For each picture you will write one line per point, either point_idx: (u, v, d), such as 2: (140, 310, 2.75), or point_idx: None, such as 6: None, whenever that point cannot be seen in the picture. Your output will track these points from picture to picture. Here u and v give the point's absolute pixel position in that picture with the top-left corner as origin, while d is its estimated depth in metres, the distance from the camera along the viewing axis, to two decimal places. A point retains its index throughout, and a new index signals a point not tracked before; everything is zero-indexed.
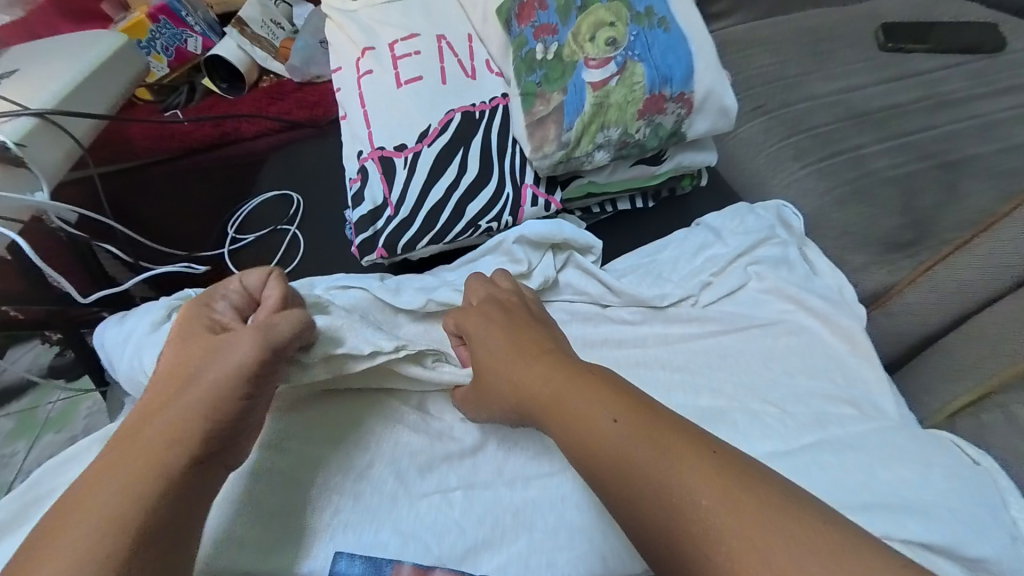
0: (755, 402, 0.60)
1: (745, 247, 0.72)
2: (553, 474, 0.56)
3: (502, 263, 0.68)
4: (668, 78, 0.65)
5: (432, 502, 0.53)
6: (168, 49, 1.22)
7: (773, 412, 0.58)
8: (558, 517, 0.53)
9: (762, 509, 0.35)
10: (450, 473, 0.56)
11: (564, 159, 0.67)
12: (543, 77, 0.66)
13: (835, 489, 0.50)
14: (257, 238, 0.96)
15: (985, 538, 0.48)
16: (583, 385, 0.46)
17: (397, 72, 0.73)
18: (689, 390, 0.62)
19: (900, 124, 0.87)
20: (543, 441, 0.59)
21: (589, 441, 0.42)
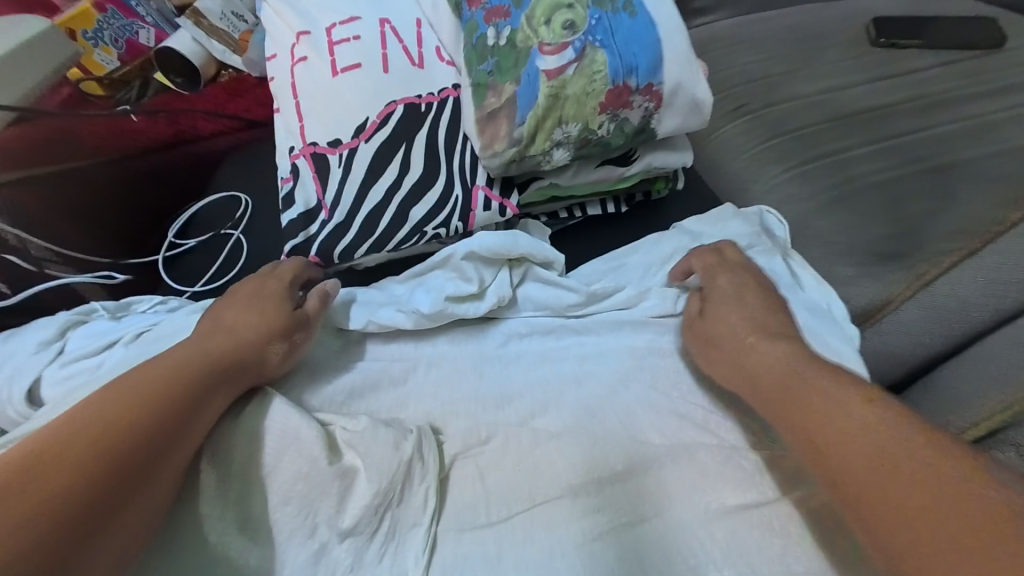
0: (734, 437, 0.52)
1: None
2: (491, 526, 0.49)
3: (452, 283, 0.59)
4: (632, 68, 0.57)
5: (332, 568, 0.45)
6: (117, 40, 1.09)
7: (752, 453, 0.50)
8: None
9: (959, 499, 0.35)
10: (366, 541, 0.46)
11: (518, 157, 0.59)
12: (494, 66, 0.59)
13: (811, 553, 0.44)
14: (198, 244, 0.86)
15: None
16: (845, 388, 0.44)
17: (334, 59, 0.65)
18: (652, 418, 0.54)
19: (893, 124, 0.80)
20: (484, 482, 0.51)
21: (833, 439, 0.41)
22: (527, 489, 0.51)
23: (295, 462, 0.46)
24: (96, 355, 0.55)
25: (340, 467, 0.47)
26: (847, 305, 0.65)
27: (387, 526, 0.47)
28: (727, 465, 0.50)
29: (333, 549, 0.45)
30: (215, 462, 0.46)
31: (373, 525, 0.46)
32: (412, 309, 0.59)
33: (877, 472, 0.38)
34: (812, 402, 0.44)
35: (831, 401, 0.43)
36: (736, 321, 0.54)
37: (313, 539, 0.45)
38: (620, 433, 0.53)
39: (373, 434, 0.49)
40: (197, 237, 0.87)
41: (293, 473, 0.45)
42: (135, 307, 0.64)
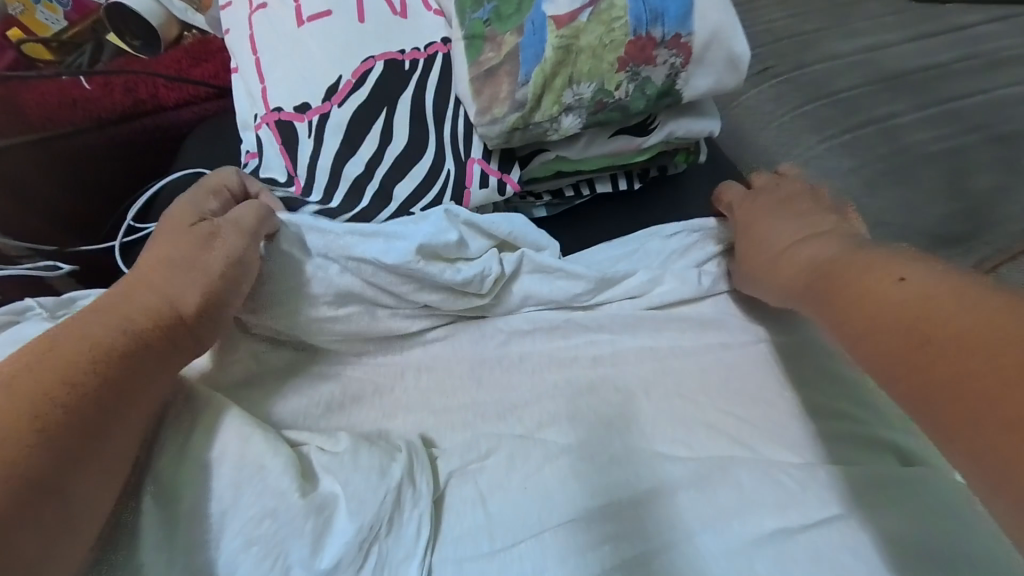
0: (772, 450, 0.47)
1: None
2: (494, 555, 0.41)
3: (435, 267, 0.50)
4: (659, 15, 0.48)
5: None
6: None
7: (794, 470, 0.44)
8: None
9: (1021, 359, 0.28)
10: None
11: (521, 125, 0.49)
12: (492, 13, 0.49)
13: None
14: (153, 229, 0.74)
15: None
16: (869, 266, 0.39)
17: (300, 6, 0.55)
18: (670, 425, 0.49)
19: (941, 87, 0.71)
20: (486, 506, 0.44)
21: (869, 317, 0.36)
22: (535, 516, 0.44)
23: (257, 494, 0.39)
24: None
25: (314, 498, 0.40)
26: None
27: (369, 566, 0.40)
28: (766, 482, 0.43)
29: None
30: (159, 498, 0.38)
31: (357, 563, 0.39)
32: (375, 288, 0.49)
33: (905, 314, 0.34)
34: (841, 280, 0.40)
35: (880, 285, 0.37)
36: (771, 242, 0.50)
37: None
38: (645, 446, 0.47)
39: (354, 457, 0.43)
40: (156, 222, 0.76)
41: (259, 508, 0.38)
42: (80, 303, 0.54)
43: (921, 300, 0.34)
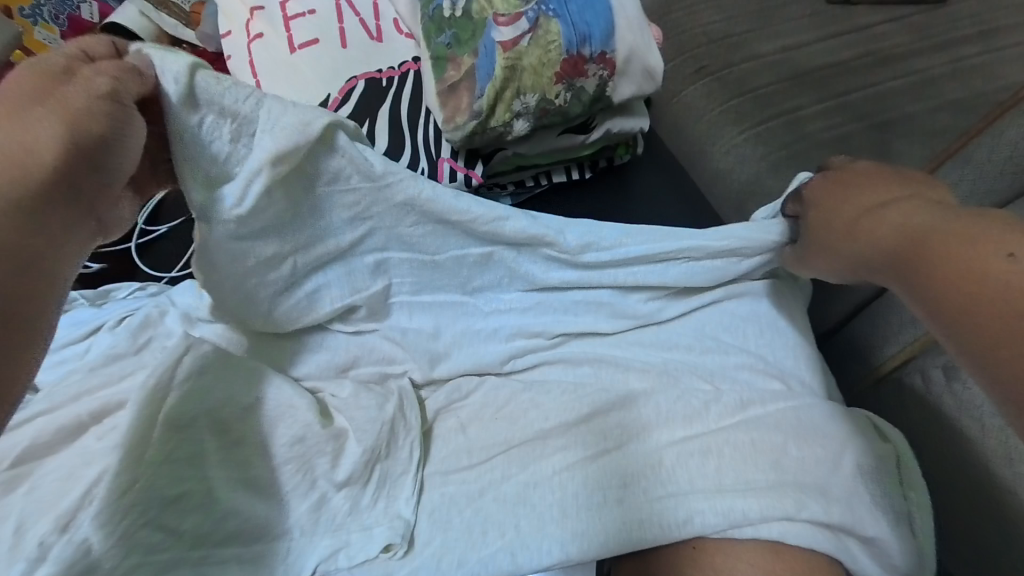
0: (691, 378, 0.58)
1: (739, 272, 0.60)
2: (473, 467, 0.55)
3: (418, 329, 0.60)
4: (586, 36, 0.59)
5: (328, 514, 0.50)
6: (58, 15, 1.06)
7: (705, 390, 0.57)
8: (474, 514, 0.52)
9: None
10: (360, 490, 0.51)
11: (479, 130, 0.61)
12: (452, 39, 0.60)
13: (742, 469, 0.49)
14: (170, 229, 0.90)
15: (881, 523, 0.47)
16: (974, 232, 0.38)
17: (291, 35, 0.65)
18: (603, 359, 0.61)
19: (841, 82, 0.84)
20: (466, 433, 0.57)
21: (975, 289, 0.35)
22: (504, 436, 0.56)
23: (289, 427, 0.51)
24: (83, 341, 0.55)
25: (331, 430, 0.52)
26: None
27: (374, 478, 0.52)
28: (681, 401, 0.56)
29: (332, 498, 0.50)
30: (220, 430, 0.48)
31: (364, 475, 0.51)
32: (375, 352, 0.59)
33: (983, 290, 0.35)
34: (937, 246, 0.39)
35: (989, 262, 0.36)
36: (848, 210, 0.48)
37: (311, 489, 0.50)
38: (593, 382, 0.60)
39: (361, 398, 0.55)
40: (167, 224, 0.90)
41: (288, 436, 0.50)
42: (116, 294, 0.64)
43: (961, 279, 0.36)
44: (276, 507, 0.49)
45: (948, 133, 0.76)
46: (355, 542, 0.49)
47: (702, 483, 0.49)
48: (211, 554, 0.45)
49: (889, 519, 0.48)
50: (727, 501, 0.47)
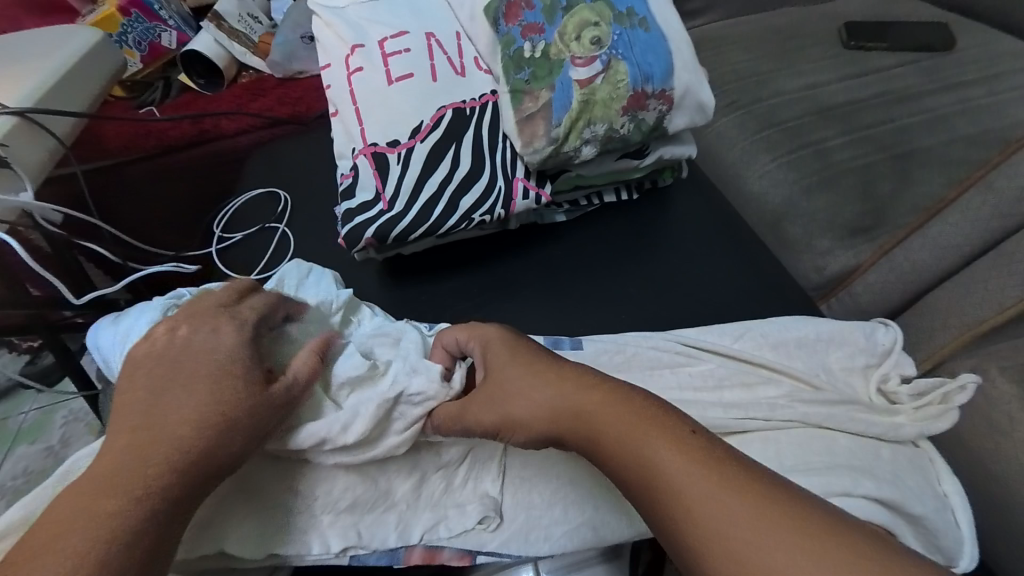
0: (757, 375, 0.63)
1: (757, 341, 0.66)
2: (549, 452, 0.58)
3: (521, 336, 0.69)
4: (649, 76, 0.68)
5: (429, 491, 0.54)
6: (141, 43, 1.25)
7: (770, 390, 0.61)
8: (554, 494, 0.56)
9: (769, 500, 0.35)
10: (457, 471, 0.55)
11: (554, 153, 0.69)
12: (531, 75, 0.69)
13: (799, 455, 0.55)
14: (245, 236, 0.97)
15: (928, 502, 0.53)
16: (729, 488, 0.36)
17: (388, 70, 0.74)
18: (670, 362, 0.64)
19: (862, 117, 0.93)
20: None
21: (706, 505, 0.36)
22: None
23: None
24: None
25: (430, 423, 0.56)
26: (827, 272, 0.81)
27: (468, 464, 0.55)
28: (750, 401, 0.59)
29: (431, 477, 0.54)
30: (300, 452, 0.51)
31: (459, 450, 0.55)
32: None
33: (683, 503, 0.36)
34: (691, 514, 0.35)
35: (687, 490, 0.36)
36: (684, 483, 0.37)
37: (414, 469, 0.54)
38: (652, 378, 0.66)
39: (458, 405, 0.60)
40: (241, 230, 0.98)
41: None
42: None
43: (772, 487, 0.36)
44: (386, 483, 0.53)
45: (961, 164, 0.85)
46: (453, 516, 0.54)
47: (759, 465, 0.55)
48: (338, 518, 0.51)
49: (933, 500, 0.54)
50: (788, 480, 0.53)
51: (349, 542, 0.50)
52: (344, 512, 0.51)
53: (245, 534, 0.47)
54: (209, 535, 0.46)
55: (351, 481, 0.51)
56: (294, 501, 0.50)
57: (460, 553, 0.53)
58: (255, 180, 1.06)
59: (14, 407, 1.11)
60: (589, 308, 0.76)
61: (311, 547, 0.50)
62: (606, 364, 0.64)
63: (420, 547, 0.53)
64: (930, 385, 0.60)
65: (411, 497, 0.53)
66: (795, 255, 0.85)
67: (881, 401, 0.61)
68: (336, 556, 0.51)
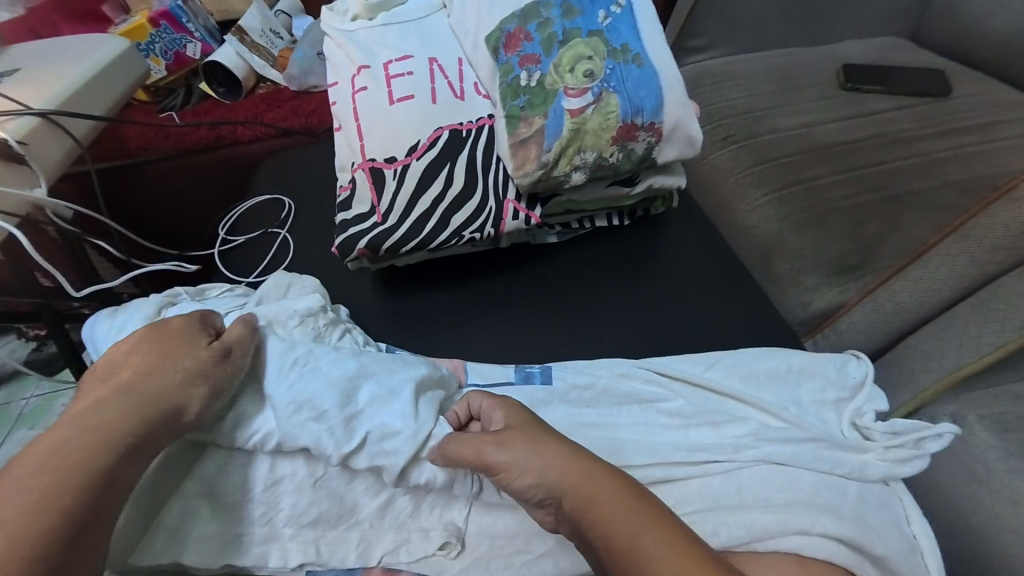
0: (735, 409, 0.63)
1: (734, 376, 0.66)
2: None
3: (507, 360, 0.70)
4: (640, 109, 0.71)
5: (394, 514, 0.54)
6: (167, 52, 1.31)
7: (749, 431, 0.59)
8: (518, 527, 0.55)
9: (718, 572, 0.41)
10: (423, 497, 0.54)
11: (544, 177, 0.72)
12: (526, 102, 0.72)
13: (760, 489, 0.55)
14: (248, 240, 1.00)
15: (897, 543, 0.52)
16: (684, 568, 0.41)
17: (391, 90, 0.78)
18: (642, 388, 0.65)
19: (855, 157, 0.95)
20: None
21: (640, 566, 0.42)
22: None
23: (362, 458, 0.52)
24: None
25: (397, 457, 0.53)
26: (813, 307, 0.81)
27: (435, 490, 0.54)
28: (720, 439, 0.59)
29: (397, 500, 0.54)
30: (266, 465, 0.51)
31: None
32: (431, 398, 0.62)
33: (631, 561, 0.42)
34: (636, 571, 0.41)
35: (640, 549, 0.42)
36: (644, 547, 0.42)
37: (381, 491, 0.53)
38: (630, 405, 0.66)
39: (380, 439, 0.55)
40: (245, 234, 1.01)
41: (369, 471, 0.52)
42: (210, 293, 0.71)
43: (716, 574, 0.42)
44: (351, 502, 0.52)
45: (951, 208, 0.85)
46: (415, 540, 0.54)
47: (726, 501, 0.55)
48: (302, 532, 0.51)
49: (899, 542, 0.53)
50: (751, 516, 0.53)
51: (307, 559, 0.51)
52: (309, 530, 0.51)
53: (209, 534, 0.49)
54: (173, 539, 0.47)
55: (315, 496, 0.51)
56: (258, 512, 0.50)
57: None
58: (263, 187, 1.10)
59: (13, 393, 1.14)
60: (572, 330, 0.77)
61: (272, 558, 0.51)
62: (575, 401, 0.64)
63: (378, 569, 0.53)
64: (906, 426, 0.60)
65: (375, 521, 0.53)
66: (783, 289, 0.85)
67: (854, 435, 0.61)
68: (293, 569, 0.51)
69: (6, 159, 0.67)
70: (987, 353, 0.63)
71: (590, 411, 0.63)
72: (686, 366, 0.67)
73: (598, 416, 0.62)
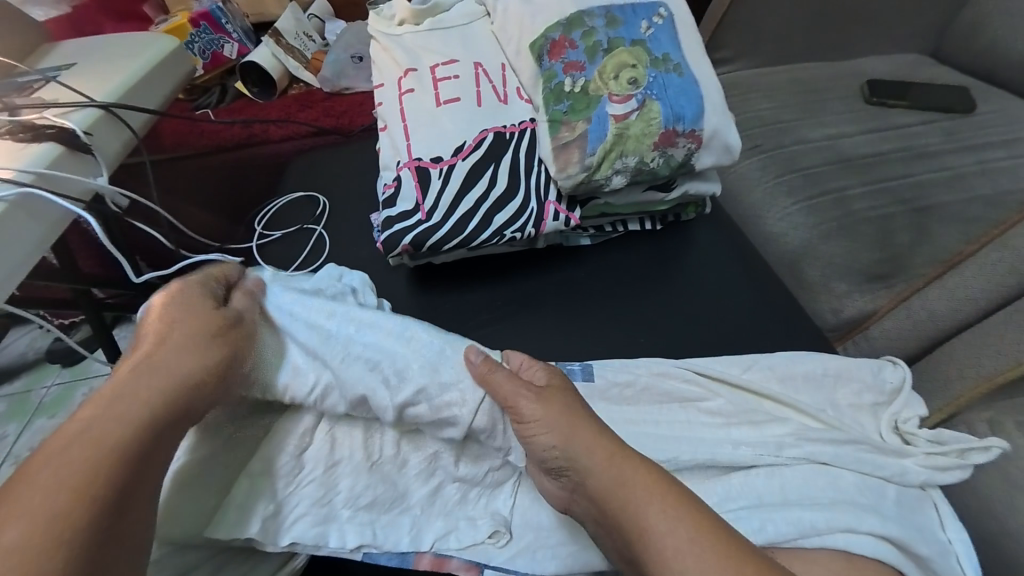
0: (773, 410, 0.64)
1: (770, 378, 0.67)
2: None
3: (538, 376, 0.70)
4: (680, 116, 0.73)
5: (444, 500, 0.56)
6: (205, 52, 1.36)
7: (787, 433, 0.61)
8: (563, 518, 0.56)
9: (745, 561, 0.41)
10: (472, 484, 0.57)
11: (585, 180, 0.74)
12: (569, 108, 0.74)
13: (800, 488, 0.57)
14: (284, 235, 1.02)
15: (931, 543, 0.54)
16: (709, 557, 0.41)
17: (437, 93, 0.81)
18: (682, 387, 0.66)
19: (882, 169, 0.97)
20: None
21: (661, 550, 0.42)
22: None
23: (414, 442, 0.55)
24: None
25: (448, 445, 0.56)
26: (843, 314, 0.83)
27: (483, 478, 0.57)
28: (758, 440, 0.60)
29: (446, 487, 0.56)
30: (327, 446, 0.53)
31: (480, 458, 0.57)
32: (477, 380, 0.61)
33: (651, 544, 0.43)
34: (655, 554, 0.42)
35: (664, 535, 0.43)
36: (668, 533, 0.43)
37: (432, 477, 0.56)
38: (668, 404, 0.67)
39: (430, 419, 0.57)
40: (281, 229, 1.03)
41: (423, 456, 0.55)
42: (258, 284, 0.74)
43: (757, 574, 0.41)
44: (404, 486, 0.55)
45: (979, 222, 0.87)
46: (464, 527, 0.55)
47: (767, 497, 0.56)
48: (358, 514, 0.53)
49: (935, 542, 0.54)
50: (794, 512, 0.54)
51: (364, 540, 0.53)
52: (364, 512, 0.53)
53: (272, 512, 0.51)
54: (238, 516, 0.49)
55: (371, 480, 0.54)
56: (318, 492, 0.52)
57: (467, 564, 0.54)
58: (298, 184, 1.12)
59: (40, 379, 1.15)
60: (606, 330, 0.79)
61: (329, 540, 0.52)
62: (615, 399, 0.65)
63: (429, 554, 0.54)
64: (953, 437, 0.61)
65: (426, 505, 0.55)
66: (812, 296, 0.87)
67: (890, 438, 0.63)
68: (350, 551, 0.53)
69: (72, 148, 0.69)
70: (1019, 361, 0.65)
71: (630, 409, 0.64)
72: (722, 367, 0.69)
73: (637, 413, 0.63)
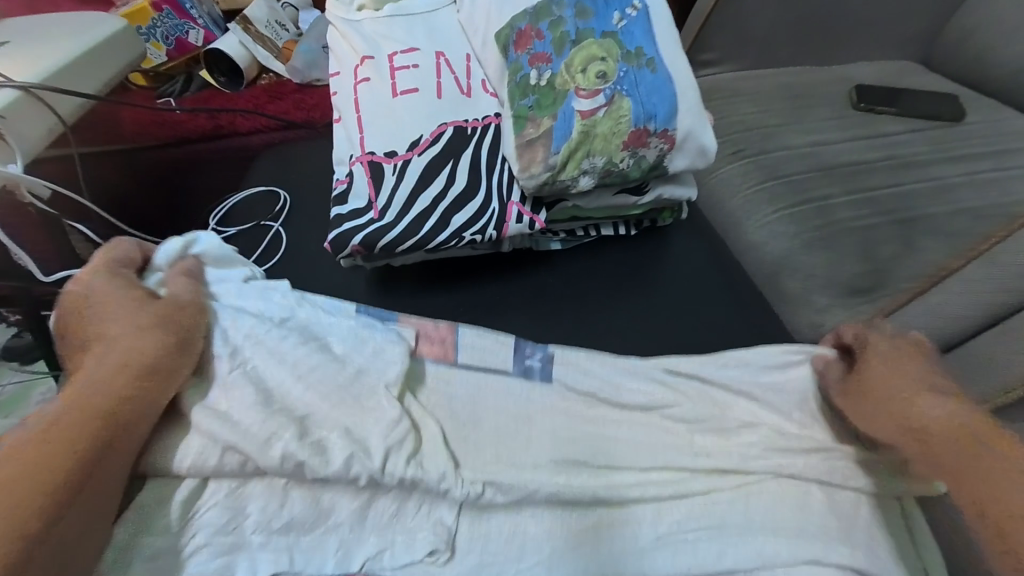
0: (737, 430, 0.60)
1: (735, 396, 0.62)
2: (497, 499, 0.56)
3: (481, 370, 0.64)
4: (652, 115, 0.68)
5: (373, 513, 0.54)
6: (168, 37, 1.28)
7: (739, 458, 0.59)
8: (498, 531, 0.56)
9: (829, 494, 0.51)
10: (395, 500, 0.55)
11: (550, 181, 0.69)
12: (534, 103, 0.69)
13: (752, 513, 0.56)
14: (240, 232, 0.96)
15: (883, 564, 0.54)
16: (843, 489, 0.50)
17: (394, 82, 0.75)
18: (637, 389, 0.62)
19: (868, 178, 0.93)
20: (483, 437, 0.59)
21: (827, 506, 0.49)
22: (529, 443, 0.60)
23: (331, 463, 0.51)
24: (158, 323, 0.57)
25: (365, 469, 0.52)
26: (824, 329, 0.79)
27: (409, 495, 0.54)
28: (712, 469, 0.58)
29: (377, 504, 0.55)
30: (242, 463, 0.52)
31: (399, 471, 0.53)
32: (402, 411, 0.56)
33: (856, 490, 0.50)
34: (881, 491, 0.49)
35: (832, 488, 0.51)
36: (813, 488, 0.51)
37: (360, 493, 0.54)
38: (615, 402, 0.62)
39: (345, 452, 0.52)
40: (237, 226, 0.97)
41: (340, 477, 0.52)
42: None
43: (960, 433, 0.52)
44: (328, 505, 0.53)
45: (968, 234, 0.83)
46: (400, 543, 0.54)
47: (715, 520, 0.56)
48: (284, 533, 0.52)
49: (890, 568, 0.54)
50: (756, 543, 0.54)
51: (280, 566, 0.52)
52: (293, 531, 0.52)
53: None
54: None
55: (286, 500, 0.53)
56: (236, 513, 0.51)
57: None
58: (259, 178, 1.06)
59: None
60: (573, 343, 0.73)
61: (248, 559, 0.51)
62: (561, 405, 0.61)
63: (362, 571, 0.53)
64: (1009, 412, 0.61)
65: (357, 520, 0.54)
66: (793, 310, 0.82)
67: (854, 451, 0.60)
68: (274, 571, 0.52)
69: None
70: None
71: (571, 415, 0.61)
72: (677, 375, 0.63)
73: (580, 423, 0.60)
